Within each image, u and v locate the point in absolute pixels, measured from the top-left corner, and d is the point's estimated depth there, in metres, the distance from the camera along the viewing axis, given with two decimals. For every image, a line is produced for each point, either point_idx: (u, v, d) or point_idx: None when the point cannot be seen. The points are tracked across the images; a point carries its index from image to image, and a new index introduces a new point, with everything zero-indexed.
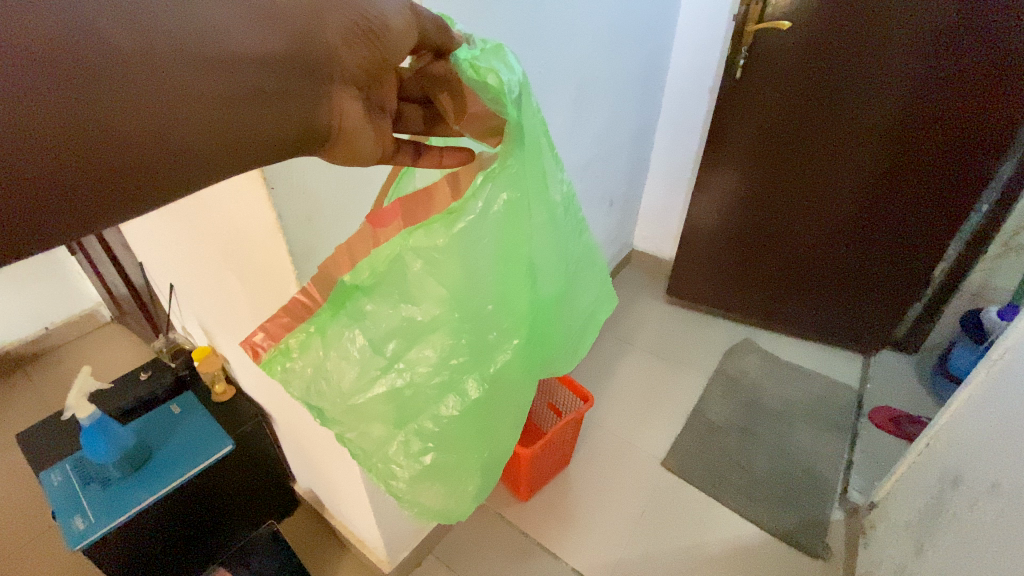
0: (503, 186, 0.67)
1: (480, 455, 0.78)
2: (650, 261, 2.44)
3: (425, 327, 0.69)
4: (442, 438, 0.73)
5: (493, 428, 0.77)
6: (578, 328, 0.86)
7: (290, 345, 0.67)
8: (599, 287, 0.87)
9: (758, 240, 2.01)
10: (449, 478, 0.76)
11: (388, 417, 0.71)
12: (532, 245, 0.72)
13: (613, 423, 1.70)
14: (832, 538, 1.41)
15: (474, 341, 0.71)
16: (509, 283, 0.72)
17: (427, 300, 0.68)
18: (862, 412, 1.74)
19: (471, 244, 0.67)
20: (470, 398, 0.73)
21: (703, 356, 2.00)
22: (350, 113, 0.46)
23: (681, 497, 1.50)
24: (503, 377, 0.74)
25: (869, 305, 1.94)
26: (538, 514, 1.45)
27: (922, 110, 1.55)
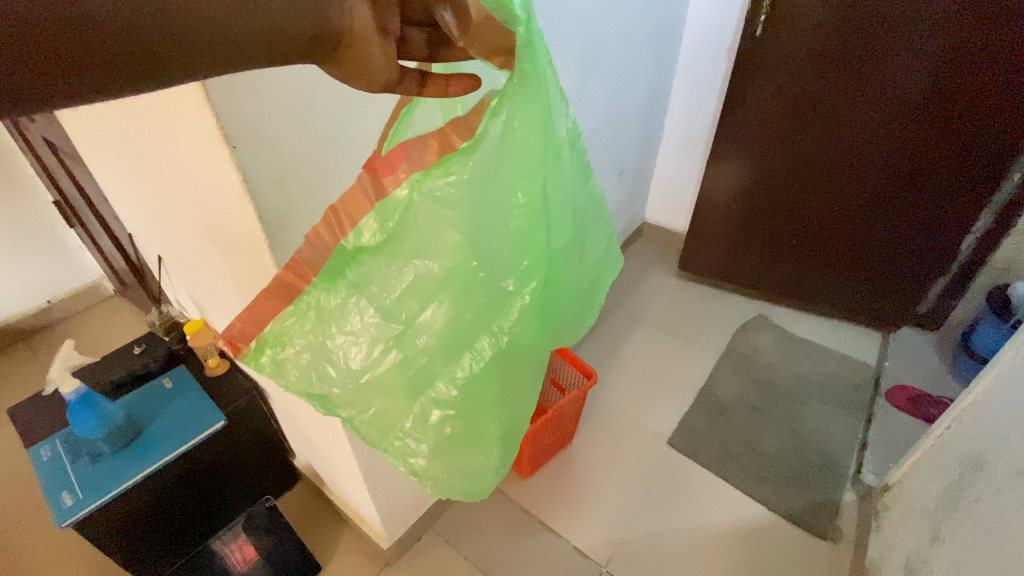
0: (516, 117, 0.60)
1: (499, 419, 0.73)
2: (661, 235, 2.35)
3: (435, 285, 0.65)
4: (461, 402, 0.69)
5: (511, 389, 0.72)
6: (586, 284, 0.82)
7: (290, 327, 0.64)
8: (606, 244, 0.84)
9: (774, 212, 1.92)
10: (468, 446, 0.73)
11: (401, 387, 0.68)
12: (545, 186, 0.67)
13: (619, 401, 1.66)
14: (843, 520, 1.36)
15: (487, 293, 0.67)
16: (522, 232, 0.67)
17: (438, 254, 0.65)
18: (878, 391, 1.68)
19: (480, 186, 0.63)
20: (486, 356, 0.68)
21: (714, 332, 1.93)
22: (362, 19, 0.41)
23: (687, 477, 1.46)
24: (517, 335, 0.69)
25: (891, 281, 1.86)
26: (540, 491, 1.43)
27: (951, 74, 1.46)
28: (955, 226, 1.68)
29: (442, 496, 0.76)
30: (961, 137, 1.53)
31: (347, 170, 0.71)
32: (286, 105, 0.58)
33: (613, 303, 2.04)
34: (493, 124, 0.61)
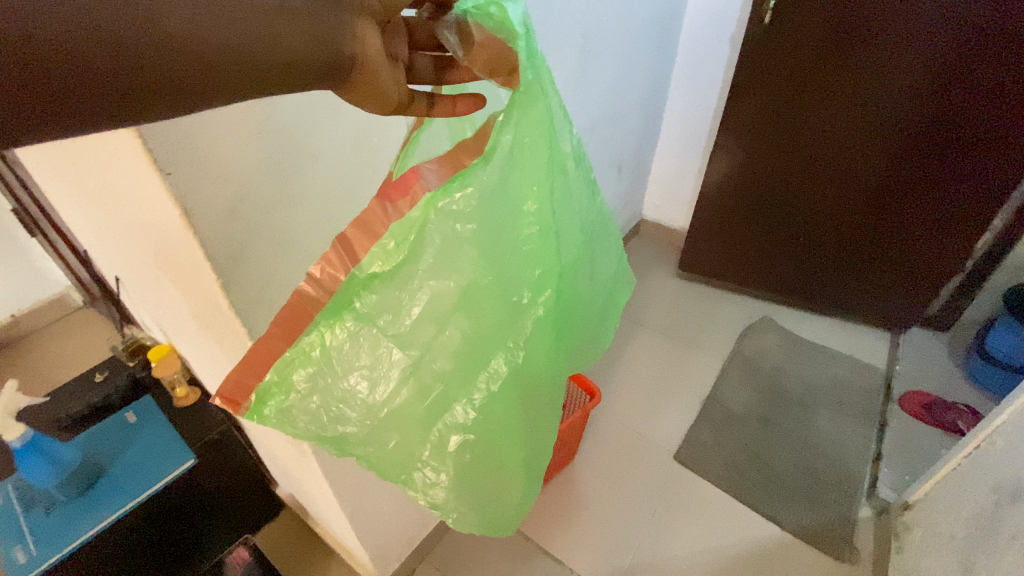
0: (522, 129, 0.57)
1: (522, 445, 0.66)
2: (660, 232, 2.26)
3: (453, 308, 0.58)
4: (481, 426, 0.62)
5: (534, 412, 0.66)
6: (605, 299, 0.77)
7: (296, 369, 0.54)
8: (621, 257, 0.79)
9: (780, 210, 1.83)
10: (490, 474, 0.66)
11: (417, 419, 0.60)
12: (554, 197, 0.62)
13: (621, 412, 1.58)
14: (860, 538, 1.30)
15: (504, 308, 0.60)
16: (541, 245, 0.61)
17: (454, 271, 0.57)
18: (890, 396, 1.61)
19: (494, 200, 0.57)
20: (507, 377, 0.61)
21: (718, 336, 1.85)
22: (372, 43, 0.39)
23: (695, 494, 1.39)
24: (539, 351, 0.62)
25: (900, 280, 1.79)
26: (540, 514, 1.34)
27: (956, 70, 1.40)
28: (969, 224, 1.61)
29: (463, 532, 0.68)
30: (968, 133, 1.47)
31: (318, 193, 0.59)
32: (235, 119, 0.48)
33: None
34: (502, 135, 0.56)
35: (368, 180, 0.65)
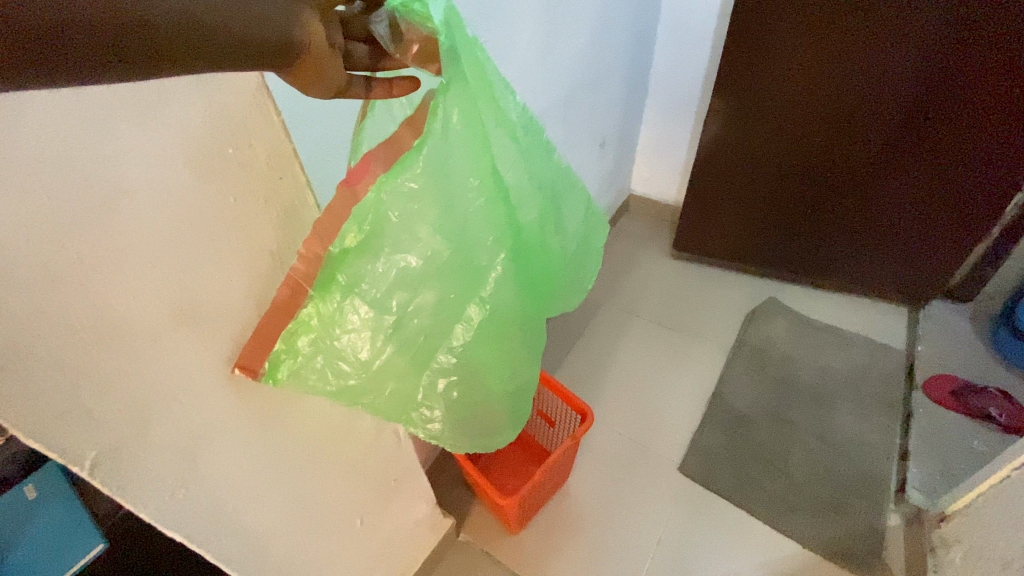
0: (458, 107, 0.51)
1: (510, 383, 0.63)
2: (652, 208, 2.05)
3: (423, 274, 0.53)
4: (467, 367, 0.59)
5: (515, 354, 0.62)
6: (569, 255, 0.69)
7: (292, 335, 0.52)
8: (586, 206, 0.70)
9: (782, 180, 1.63)
10: (482, 411, 0.64)
11: (404, 372, 0.57)
12: (496, 160, 0.56)
13: (619, 420, 1.42)
14: (889, 551, 1.16)
15: (464, 270, 0.55)
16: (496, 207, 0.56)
17: (417, 244, 0.52)
18: (913, 382, 1.45)
19: (444, 169, 0.51)
20: (483, 324, 0.58)
21: (720, 323, 1.68)
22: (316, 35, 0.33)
23: (705, 513, 1.25)
24: (508, 300, 0.59)
25: (918, 249, 1.61)
26: (532, 549, 1.20)
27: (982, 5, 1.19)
28: (997, 184, 1.42)
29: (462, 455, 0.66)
30: (988, 79, 1.28)
31: (140, 242, 0.39)
32: None
33: (603, 296, 1.77)
34: (437, 118, 0.50)
35: (232, 212, 0.45)
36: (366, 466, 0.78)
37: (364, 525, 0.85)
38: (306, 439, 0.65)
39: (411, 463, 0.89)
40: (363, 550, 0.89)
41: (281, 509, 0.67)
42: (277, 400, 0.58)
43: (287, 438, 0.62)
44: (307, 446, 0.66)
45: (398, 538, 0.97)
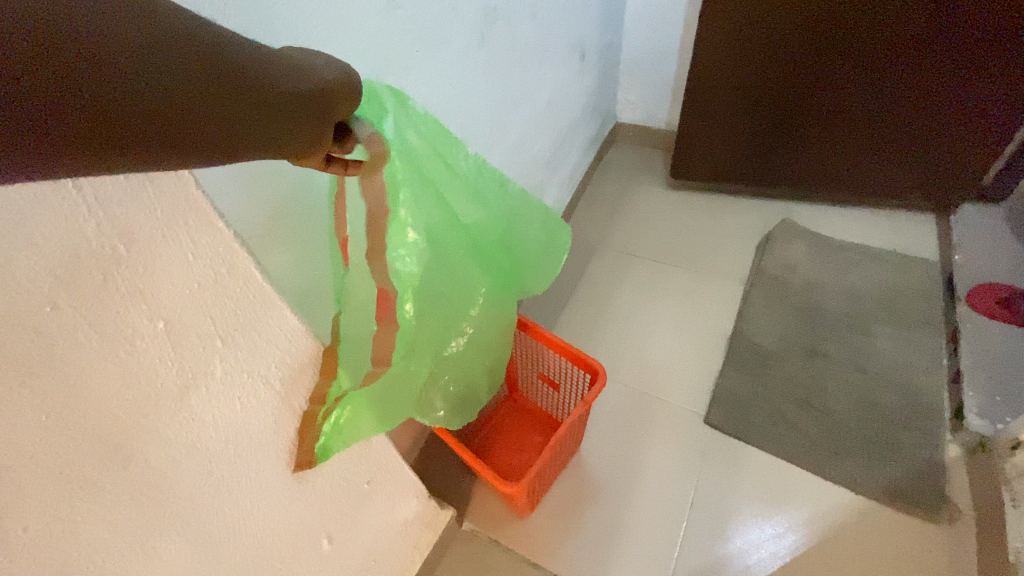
0: (423, 196, 0.55)
1: (488, 366, 0.77)
2: (641, 135, 1.83)
3: (427, 332, 0.61)
4: (459, 373, 0.71)
5: (490, 347, 0.75)
6: (529, 260, 0.73)
7: (336, 418, 0.54)
8: (536, 208, 0.71)
9: (790, 81, 1.41)
10: (474, 394, 0.76)
11: (421, 402, 0.65)
12: (459, 220, 0.61)
13: (630, 374, 1.25)
14: (953, 487, 1.02)
15: (448, 316, 0.64)
16: (463, 261, 0.63)
17: (421, 314, 0.59)
18: (955, 296, 1.29)
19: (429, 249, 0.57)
20: (466, 340, 0.69)
21: (731, 253, 1.49)
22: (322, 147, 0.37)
23: (740, 467, 1.09)
24: (481, 318, 0.70)
25: (947, 146, 1.42)
26: (548, 530, 1.04)
27: None
28: None
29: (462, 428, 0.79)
30: None
31: None
32: None
33: (597, 237, 1.57)
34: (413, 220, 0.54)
35: None
36: (322, 474, 0.59)
37: (333, 545, 0.67)
38: (216, 456, 0.45)
39: (384, 459, 0.70)
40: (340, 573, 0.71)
41: (202, 553, 0.48)
42: (148, 413, 0.38)
43: (183, 459, 0.42)
44: (220, 464, 0.46)
45: (384, 546, 0.80)
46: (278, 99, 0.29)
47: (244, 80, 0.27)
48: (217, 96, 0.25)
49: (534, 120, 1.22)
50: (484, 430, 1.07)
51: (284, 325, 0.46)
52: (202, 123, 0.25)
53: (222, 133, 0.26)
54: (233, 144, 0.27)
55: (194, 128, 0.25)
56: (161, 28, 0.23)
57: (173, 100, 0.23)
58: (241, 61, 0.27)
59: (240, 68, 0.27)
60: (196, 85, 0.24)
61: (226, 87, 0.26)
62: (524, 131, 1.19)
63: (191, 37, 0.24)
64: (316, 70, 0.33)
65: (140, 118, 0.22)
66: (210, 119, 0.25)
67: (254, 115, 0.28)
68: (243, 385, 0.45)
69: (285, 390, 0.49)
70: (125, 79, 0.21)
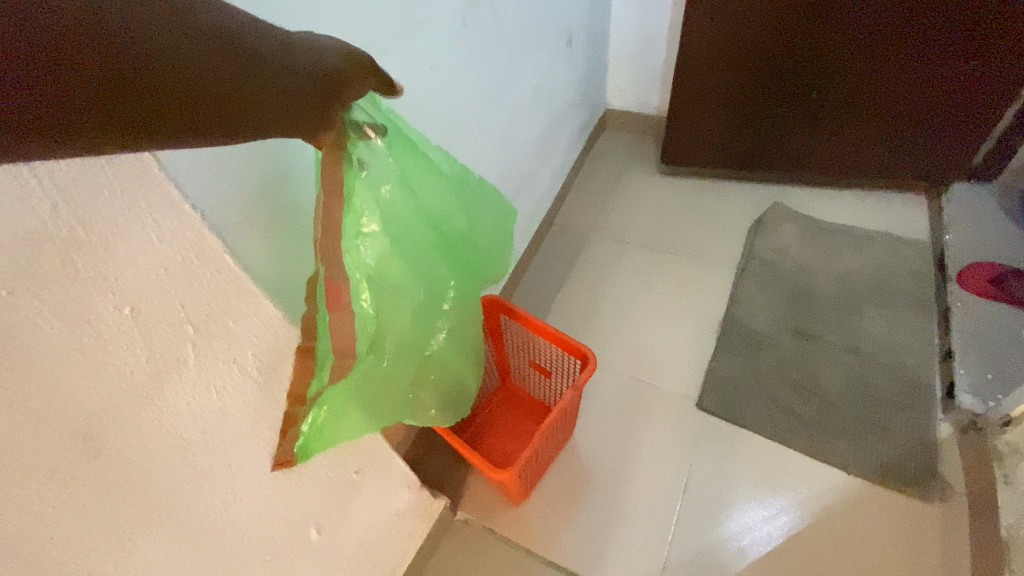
0: (388, 190, 0.50)
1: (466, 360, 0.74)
2: (632, 122, 1.81)
3: (400, 330, 0.58)
4: (434, 370, 0.68)
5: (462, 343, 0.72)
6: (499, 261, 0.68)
7: (315, 416, 0.52)
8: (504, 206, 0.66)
9: (779, 63, 1.40)
10: (453, 389, 0.74)
11: (400, 400, 0.62)
12: (428, 215, 0.56)
13: (623, 361, 1.25)
14: (945, 465, 1.03)
15: (420, 316, 0.60)
16: (434, 259, 0.59)
17: (390, 313, 0.55)
18: (946, 276, 1.29)
19: (395, 244, 0.53)
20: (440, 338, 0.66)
21: (723, 238, 1.48)
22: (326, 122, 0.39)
23: (734, 450, 1.09)
24: (452, 315, 0.66)
25: (938, 126, 1.41)
26: (543, 518, 1.04)
27: None
28: None
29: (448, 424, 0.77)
30: None
31: None
32: None
33: (589, 225, 1.56)
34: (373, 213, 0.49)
35: None
36: (307, 464, 0.59)
37: (323, 536, 0.66)
38: (193, 447, 0.44)
39: (373, 449, 0.69)
40: (332, 564, 0.71)
41: (184, 544, 0.47)
42: (120, 403, 0.38)
43: (159, 449, 0.42)
44: (197, 455, 0.45)
45: (377, 537, 0.80)
46: (270, 71, 0.31)
47: (236, 54, 0.29)
48: (209, 72, 0.27)
49: (522, 106, 1.20)
50: (476, 420, 1.07)
51: (260, 311, 0.46)
52: (197, 98, 0.27)
53: (216, 105, 0.28)
54: (231, 116, 0.30)
55: (229, 116, 0.29)
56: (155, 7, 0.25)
57: (171, 76, 0.26)
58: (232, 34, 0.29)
59: (233, 42, 0.29)
60: (190, 61, 0.26)
61: (220, 61, 0.28)
62: (512, 118, 1.17)
63: (186, 15, 0.26)
64: (305, 51, 0.34)
65: (143, 95, 0.25)
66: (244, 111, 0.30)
67: (248, 89, 0.30)
68: (221, 373, 0.44)
69: (266, 377, 0.49)
70: (127, 60, 0.24)
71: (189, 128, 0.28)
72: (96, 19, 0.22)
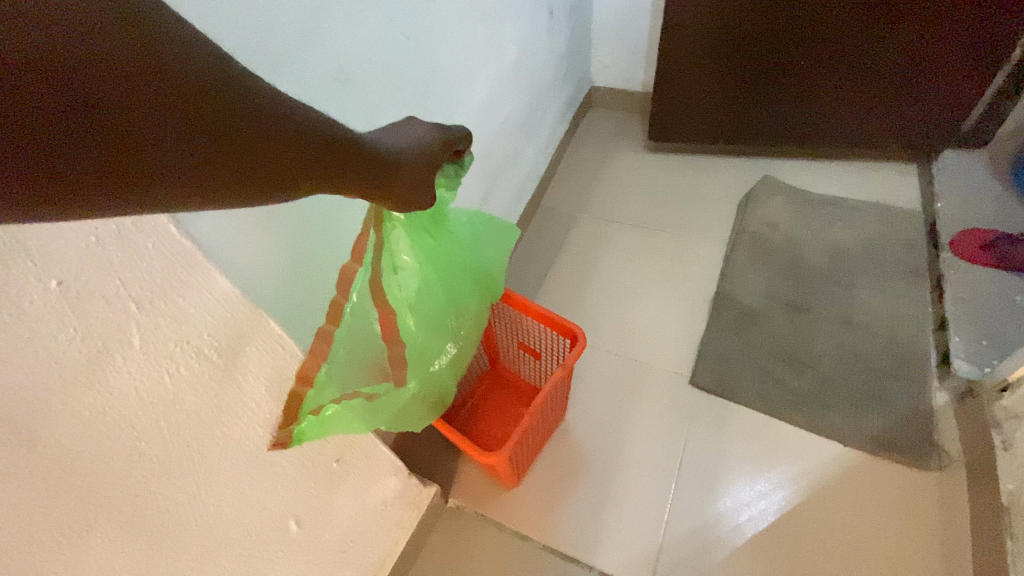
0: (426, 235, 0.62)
1: None
2: (618, 99, 1.77)
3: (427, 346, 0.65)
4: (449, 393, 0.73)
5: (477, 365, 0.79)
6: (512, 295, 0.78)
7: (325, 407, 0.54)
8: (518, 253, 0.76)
9: (767, 31, 1.36)
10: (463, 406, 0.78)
11: (417, 410, 0.67)
12: (457, 256, 0.67)
13: (614, 341, 1.22)
14: (943, 433, 1.01)
15: (445, 337, 0.68)
16: (459, 290, 0.69)
17: (417, 331, 0.64)
18: (938, 244, 1.27)
19: (427, 276, 0.63)
20: (459, 362, 0.73)
21: (713, 213, 1.45)
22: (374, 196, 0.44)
23: (728, 426, 1.07)
24: (471, 341, 0.74)
25: (928, 91, 1.38)
26: (536, 502, 1.01)
27: None
28: None
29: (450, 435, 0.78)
30: None
31: None
32: None
33: (576, 205, 1.52)
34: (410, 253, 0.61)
35: None
36: (280, 453, 0.55)
37: (304, 528, 0.63)
38: (146, 436, 0.41)
39: (354, 436, 0.66)
40: (315, 557, 0.68)
41: (145, 540, 0.44)
42: (47, 384, 0.34)
43: (104, 437, 0.38)
44: (152, 444, 0.41)
45: (363, 527, 0.77)
46: (289, 140, 0.33)
47: (257, 125, 0.30)
48: (225, 142, 0.29)
49: (504, 80, 1.16)
50: (465, 405, 1.04)
51: (214, 287, 0.42)
52: (208, 166, 0.28)
53: (227, 173, 0.29)
54: (240, 184, 0.31)
55: (244, 163, 0.30)
56: (188, 82, 0.26)
57: (185, 146, 0.27)
58: (259, 108, 0.31)
59: (257, 114, 0.30)
60: (209, 131, 0.28)
61: (238, 133, 0.29)
62: (493, 92, 1.13)
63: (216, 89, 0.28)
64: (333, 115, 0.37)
65: (151, 159, 0.25)
66: (257, 162, 0.31)
67: (264, 158, 0.31)
68: (174, 356, 0.41)
69: (227, 357, 0.45)
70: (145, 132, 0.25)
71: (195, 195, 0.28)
72: (124, 98, 0.24)
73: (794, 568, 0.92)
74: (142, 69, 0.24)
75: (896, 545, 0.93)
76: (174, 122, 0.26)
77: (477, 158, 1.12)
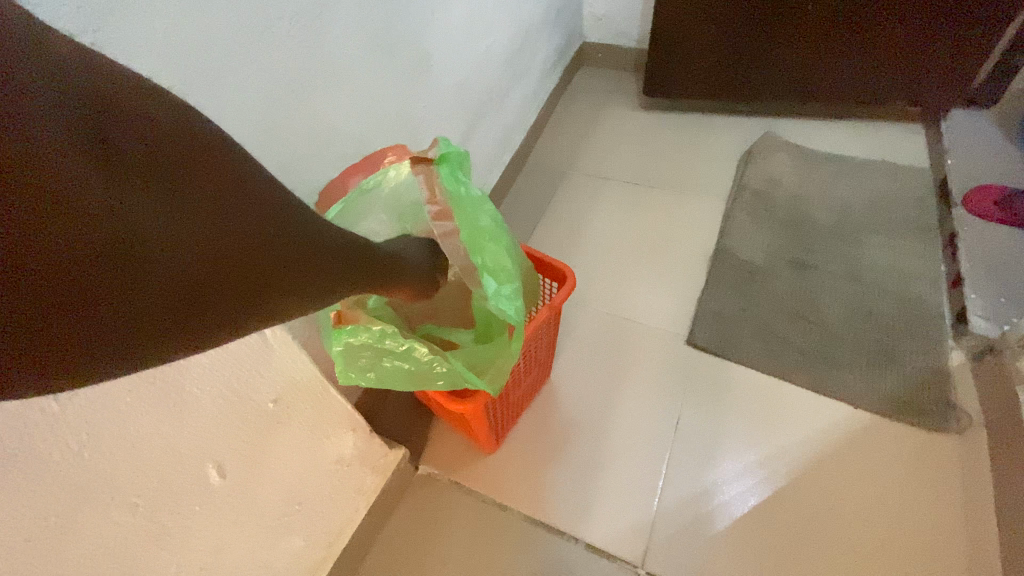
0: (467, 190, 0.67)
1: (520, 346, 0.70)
2: (610, 54, 1.67)
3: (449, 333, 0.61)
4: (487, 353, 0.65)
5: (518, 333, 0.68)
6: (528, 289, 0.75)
7: (336, 357, 0.60)
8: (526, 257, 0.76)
9: None
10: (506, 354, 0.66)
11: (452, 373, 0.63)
12: (490, 223, 0.69)
13: (603, 298, 1.12)
14: (960, 394, 0.93)
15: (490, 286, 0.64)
16: (498, 251, 0.68)
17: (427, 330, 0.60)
18: (950, 201, 1.19)
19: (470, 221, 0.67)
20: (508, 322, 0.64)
21: (710, 170, 1.36)
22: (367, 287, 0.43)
23: (727, 386, 0.98)
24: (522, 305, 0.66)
25: (942, 42, 1.28)
26: (516, 468, 0.91)
27: None
28: None
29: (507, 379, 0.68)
30: None
31: None
32: None
33: (566, 161, 1.42)
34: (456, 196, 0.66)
35: None
36: (190, 378, 0.44)
37: (230, 479, 0.52)
38: None
39: (296, 372, 0.55)
40: (249, 516, 0.57)
41: None
42: None
43: None
44: None
45: (313, 488, 0.66)
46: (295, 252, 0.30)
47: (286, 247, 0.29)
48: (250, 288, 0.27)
49: (486, 5, 1.03)
50: None
51: None
52: (208, 298, 0.25)
53: (242, 311, 0.28)
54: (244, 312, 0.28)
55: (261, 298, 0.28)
56: (221, 213, 0.25)
57: (217, 281, 0.25)
58: (277, 246, 0.29)
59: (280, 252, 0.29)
60: (232, 277, 0.26)
61: (256, 253, 0.27)
62: (474, 17, 1.00)
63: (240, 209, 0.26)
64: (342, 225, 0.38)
65: (161, 317, 0.24)
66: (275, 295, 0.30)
67: (285, 290, 0.30)
68: None
69: None
70: (170, 271, 0.23)
71: (191, 332, 0.25)
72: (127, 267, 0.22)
73: (802, 537, 0.83)
74: (138, 234, 0.22)
75: (911, 512, 0.84)
76: (198, 266, 0.24)
77: (456, 91, 1.01)
